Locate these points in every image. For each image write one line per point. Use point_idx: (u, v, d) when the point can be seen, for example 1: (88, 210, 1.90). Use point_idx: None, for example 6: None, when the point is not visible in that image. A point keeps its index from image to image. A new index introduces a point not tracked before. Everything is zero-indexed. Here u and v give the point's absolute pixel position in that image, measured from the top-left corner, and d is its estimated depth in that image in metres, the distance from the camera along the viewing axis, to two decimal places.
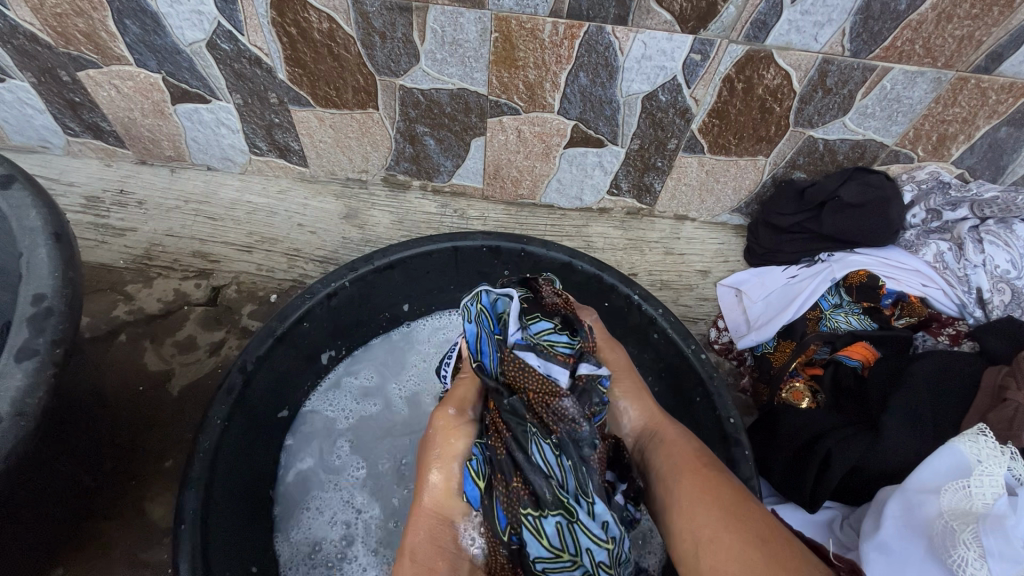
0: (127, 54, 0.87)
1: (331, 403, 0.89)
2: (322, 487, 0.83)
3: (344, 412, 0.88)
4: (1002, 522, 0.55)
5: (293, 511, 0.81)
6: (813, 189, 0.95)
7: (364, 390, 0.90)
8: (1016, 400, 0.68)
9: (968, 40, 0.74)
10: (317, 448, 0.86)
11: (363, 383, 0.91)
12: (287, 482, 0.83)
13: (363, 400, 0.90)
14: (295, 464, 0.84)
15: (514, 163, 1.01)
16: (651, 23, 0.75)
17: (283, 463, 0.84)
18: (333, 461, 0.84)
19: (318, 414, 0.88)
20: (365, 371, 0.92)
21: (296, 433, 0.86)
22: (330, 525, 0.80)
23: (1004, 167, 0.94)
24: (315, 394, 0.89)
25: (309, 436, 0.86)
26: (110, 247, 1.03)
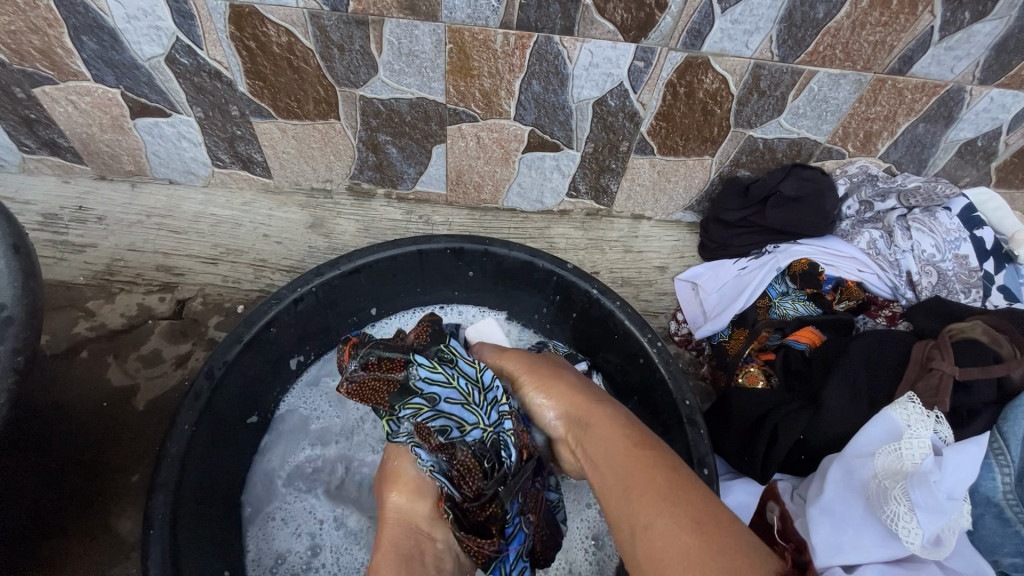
0: (84, 70, 0.88)
1: (310, 402, 0.90)
2: (285, 495, 0.83)
3: (317, 412, 0.89)
4: (927, 478, 0.60)
5: (262, 513, 0.82)
6: (756, 185, 1.02)
7: (339, 390, 0.91)
8: (940, 369, 0.74)
9: (881, 44, 0.82)
10: (288, 449, 0.86)
11: (338, 384, 0.91)
12: (261, 486, 0.84)
13: (335, 402, 0.90)
14: (268, 467, 0.85)
15: (475, 169, 1.04)
16: (596, 33, 0.80)
17: (259, 462, 0.85)
18: (299, 465, 0.85)
19: (294, 412, 0.89)
20: (341, 371, 0.92)
21: (274, 432, 0.87)
22: (294, 540, 0.80)
23: (926, 161, 1.02)
24: (293, 390, 0.90)
25: (284, 434, 0.87)
26: (69, 263, 1.02)
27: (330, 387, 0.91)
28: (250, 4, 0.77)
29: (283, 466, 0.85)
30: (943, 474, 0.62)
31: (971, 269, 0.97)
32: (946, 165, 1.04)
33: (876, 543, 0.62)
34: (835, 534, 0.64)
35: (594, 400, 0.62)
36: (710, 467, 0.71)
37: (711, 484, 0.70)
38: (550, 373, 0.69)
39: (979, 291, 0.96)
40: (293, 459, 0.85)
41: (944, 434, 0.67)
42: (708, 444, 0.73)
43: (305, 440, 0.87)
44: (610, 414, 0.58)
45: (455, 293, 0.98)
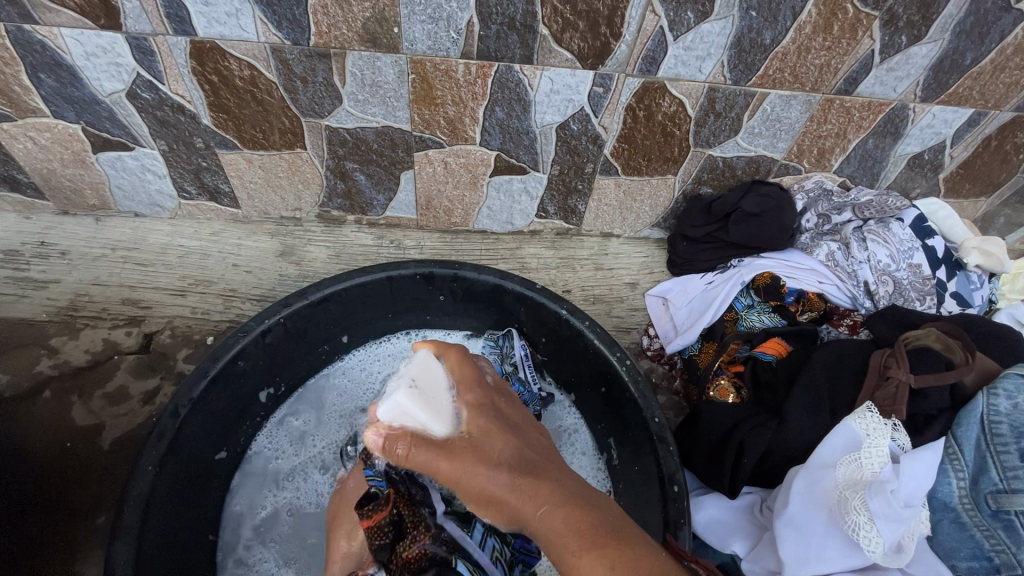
0: (43, 106, 0.87)
1: (275, 443, 0.89)
2: (255, 537, 0.82)
3: (282, 452, 0.88)
4: (883, 488, 0.62)
5: (233, 555, 0.80)
6: (718, 203, 1.05)
7: (302, 431, 0.90)
8: (897, 378, 0.77)
9: (827, 67, 0.85)
10: (257, 491, 0.85)
11: (302, 424, 0.91)
12: (230, 535, 0.82)
13: (301, 440, 0.89)
14: (235, 515, 0.83)
15: (444, 193, 1.06)
16: (555, 61, 0.83)
17: (228, 506, 0.84)
18: (267, 507, 0.84)
19: (261, 454, 0.88)
20: (308, 412, 0.92)
21: (240, 478, 0.86)
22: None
23: (878, 174, 1.07)
24: (262, 431, 0.89)
25: (252, 478, 0.86)
26: (31, 300, 1.00)
27: (294, 428, 0.90)
28: (210, 40, 0.78)
29: (250, 511, 0.83)
30: (901, 481, 0.64)
31: (924, 278, 1.01)
32: (897, 178, 1.08)
33: (840, 552, 0.64)
34: (801, 545, 0.65)
35: (516, 455, 0.49)
36: (679, 483, 0.72)
37: (681, 501, 0.71)
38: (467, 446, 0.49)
39: (933, 297, 1.00)
40: (259, 505, 0.84)
41: (902, 442, 0.69)
42: (677, 461, 0.75)
43: (270, 484, 0.85)
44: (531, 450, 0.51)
45: (427, 318, 0.98)
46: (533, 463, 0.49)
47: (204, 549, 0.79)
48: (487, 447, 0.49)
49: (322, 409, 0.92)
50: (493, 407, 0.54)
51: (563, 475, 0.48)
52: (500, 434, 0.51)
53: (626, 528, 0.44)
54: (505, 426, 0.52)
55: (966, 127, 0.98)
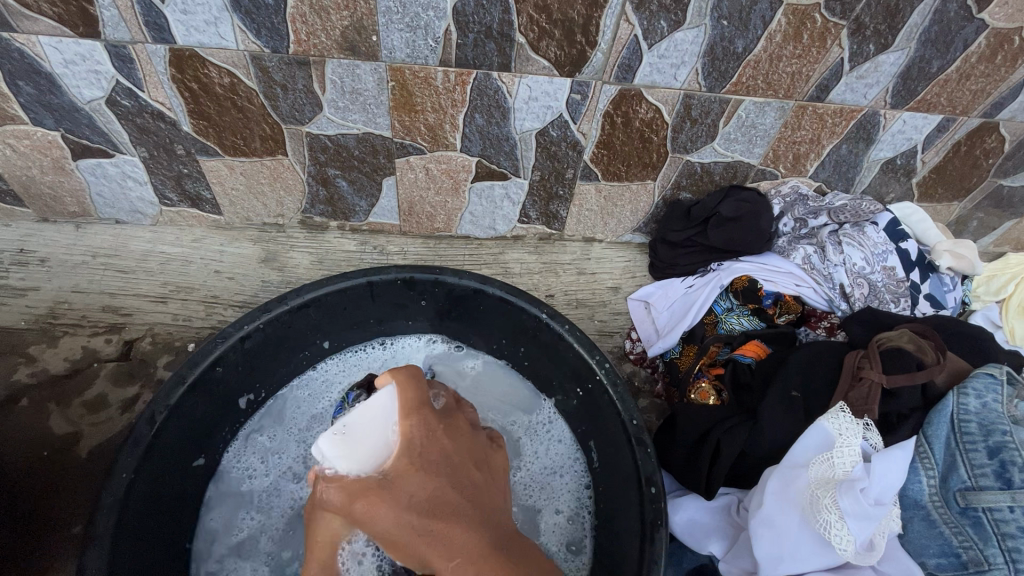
0: (22, 114, 0.87)
1: (246, 464, 0.86)
2: (226, 558, 0.79)
3: (253, 471, 0.86)
4: (854, 486, 0.64)
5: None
6: (698, 207, 1.07)
7: (270, 447, 0.88)
8: (870, 379, 0.78)
9: (798, 75, 0.87)
10: (228, 509, 0.83)
11: (269, 441, 0.88)
12: (206, 550, 0.80)
13: (270, 457, 0.87)
14: (211, 530, 0.81)
15: (427, 200, 1.06)
16: (532, 68, 0.84)
17: (201, 522, 0.82)
18: (239, 527, 0.81)
19: (231, 472, 0.86)
20: (273, 428, 0.89)
21: (215, 496, 0.84)
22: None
23: (853, 179, 1.08)
24: (232, 446, 0.87)
25: (223, 497, 0.84)
26: (10, 308, 1.00)
27: (262, 445, 0.88)
28: (189, 47, 0.78)
29: (226, 529, 0.81)
30: (873, 479, 0.65)
31: (898, 280, 1.03)
32: (872, 182, 1.10)
33: (814, 551, 0.65)
34: (774, 546, 0.66)
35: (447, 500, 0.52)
36: (656, 484, 0.73)
37: (658, 502, 0.72)
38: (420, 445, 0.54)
39: (907, 300, 1.02)
40: (236, 524, 0.82)
41: (874, 441, 0.70)
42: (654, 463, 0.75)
43: (245, 504, 0.83)
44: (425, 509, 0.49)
45: (400, 322, 0.98)
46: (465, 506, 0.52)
47: (176, 563, 0.77)
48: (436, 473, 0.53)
49: (289, 423, 0.90)
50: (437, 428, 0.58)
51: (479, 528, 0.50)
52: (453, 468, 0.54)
53: None
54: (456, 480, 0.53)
55: (936, 133, 1.00)
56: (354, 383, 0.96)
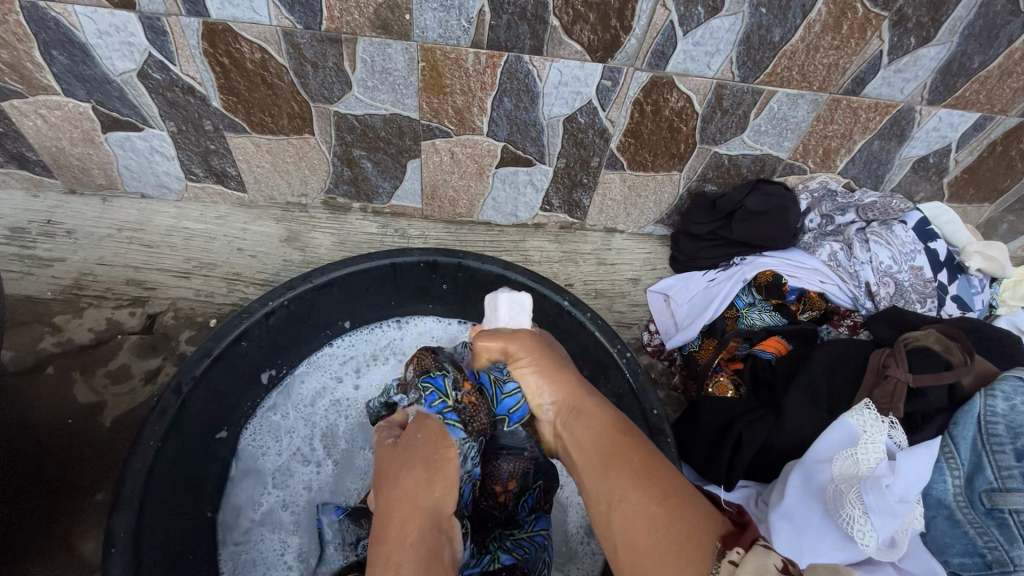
0: (54, 84, 0.87)
1: (261, 442, 0.87)
2: (252, 534, 0.82)
3: (274, 451, 0.87)
4: (879, 482, 0.63)
5: (235, 550, 0.81)
6: (723, 200, 1.05)
7: (283, 425, 0.89)
8: (895, 376, 0.77)
9: (835, 67, 0.86)
10: (251, 486, 0.85)
11: (284, 420, 0.89)
12: (231, 524, 0.82)
13: (286, 437, 0.89)
14: (235, 506, 0.83)
15: (450, 183, 1.06)
16: (564, 53, 0.83)
17: (224, 500, 0.83)
18: (262, 503, 0.84)
19: (250, 452, 0.87)
20: (285, 406, 0.90)
21: (235, 472, 0.85)
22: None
23: (882, 176, 1.07)
24: (250, 426, 0.88)
25: (245, 475, 0.85)
26: (36, 278, 1.01)
27: (275, 424, 0.89)
28: (223, 21, 0.78)
29: (249, 505, 0.84)
30: (897, 477, 0.65)
31: (926, 280, 1.01)
32: (902, 181, 1.09)
33: (834, 546, 0.63)
34: (794, 538, 0.66)
35: (594, 432, 0.61)
36: None
37: None
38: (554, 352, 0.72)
39: (934, 301, 1.01)
40: (258, 500, 0.84)
41: (899, 439, 0.70)
42: (674, 452, 0.75)
43: (265, 482, 0.85)
44: (593, 402, 0.64)
45: (416, 305, 0.98)
46: (612, 436, 0.60)
47: (202, 535, 0.79)
48: (570, 392, 0.66)
49: (295, 401, 0.91)
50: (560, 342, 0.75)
51: (603, 421, 0.62)
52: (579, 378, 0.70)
53: (651, 457, 0.56)
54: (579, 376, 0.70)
55: (972, 131, 0.98)
56: (356, 363, 0.96)
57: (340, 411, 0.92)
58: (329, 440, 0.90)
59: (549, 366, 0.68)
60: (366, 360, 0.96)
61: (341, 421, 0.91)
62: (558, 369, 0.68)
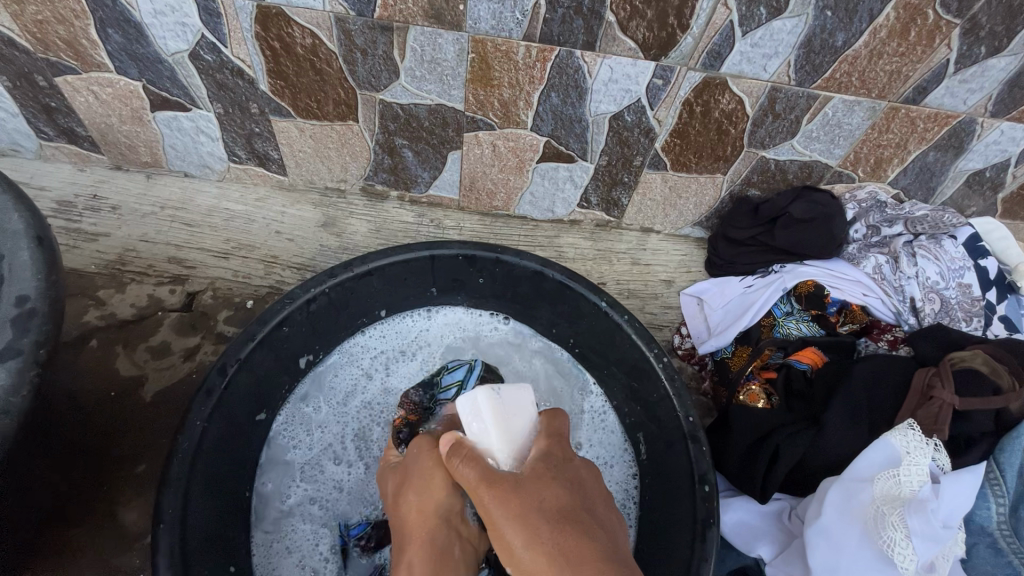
0: (108, 62, 0.88)
1: (292, 433, 0.89)
2: (280, 526, 0.84)
3: (303, 444, 0.89)
4: (925, 506, 0.63)
5: (266, 538, 0.82)
6: (766, 206, 1.03)
7: (314, 418, 0.90)
8: (941, 398, 0.76)
9: (897, 74, 0.83)
10: (280, 475, 0.86)
11: (314, 412, 0.91)
12: (261, 514, 0.84)
13: (315, 431, 0.90)
14: (265, 494, 0.85)
15: (489, 176, 1.05)
16: (617, 49, 0.81)
17: (254, 488, 0.85)
18: (290, 497, 0.85)
19: (279, 443, 0.88)
20: (316, 399, 0.91)
21: (267, 460, 0.87)
22: (297, 569, 0.82)
23: (934, 188, 1.04)
24: (282, 413, 0.89)
25: (271, 465, 0.87)
26: (82, 251, 1.03)
27: (306, 416, 0.90)
28: (276, 5, 0.78)
29: (277, 496, 0.85)
30: (941, 502, 0.65)
31: (974, 299, 0.99)
32: (954, 194, 1.05)
33: (872, 566, 0.64)
34: (830, 555, 0.66)
35: None
36: (710, 483, 0.73)
37: (710, 501, 0.72)
38: (536, 516, 0.43)
39: (980, 320, 0.98)
40: (287, 493, 0.86)
41: (942, 462, 0.68)
42: (709, 462, 0.75)
43: (294, 475, 0.87)
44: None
45: (450, 298, 0.98)
46: None
47: (239, 518, 0.80)
48: None
49: (327, 394, 0.92)
50: (557, 457, 0.50)
51: None
52: (582, 551, 0.41)
53: None
54: (583, 532, 0.42)
55: None
56: (386, 357, 0.97)
57: (374, 414, 0.92)
58: (359, 443, 0.90)
59: (526, 547, 0.41)
60: (395, 355, 0.97)
61: (374, 425, 0.91)
62: (532, 534, 0.42)
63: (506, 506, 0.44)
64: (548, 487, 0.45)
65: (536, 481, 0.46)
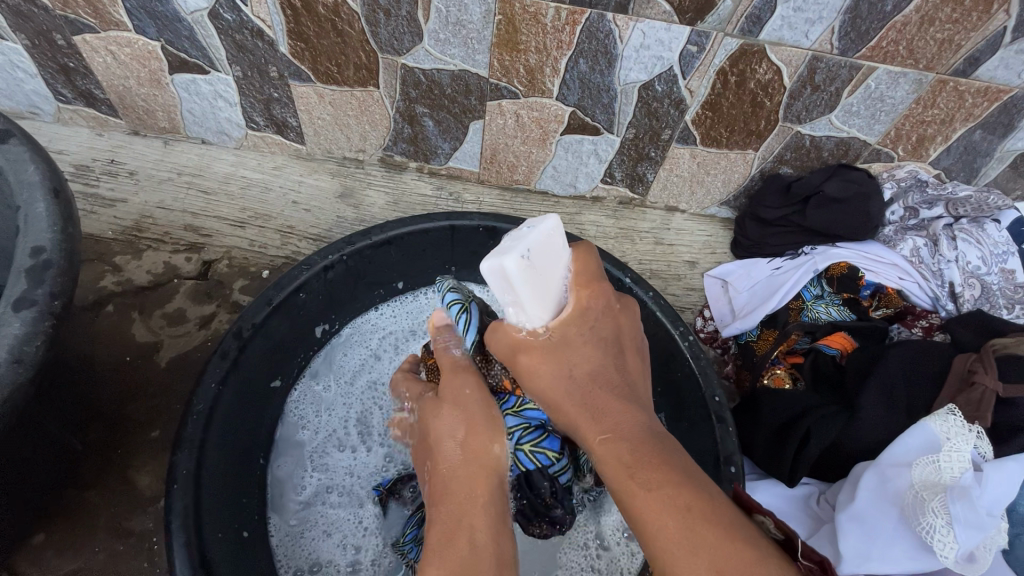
0: (126, 20, 0.86)
1: (301, 413, 0.87)
2: (307, 515, 0.82)
3: (313, 429, 0.87)
4: (966, 492, 0.60)
5: (293, 526, 0.81)
6: (798, 184, 1.00)
7: (324, 398, 0.89)
8: (982, 384, 0.72)
9: (948, 43, 0.78)
10: (293, 458, 0.85)
11: (324, 392, 0.89)
12: (279, 502, 0.82)
13: (323, 413, 0.88)
14: (279, 480, 0.83)
15: (511, 148, 1.03)
16: (651, 12, 0.77)
17: (268, 473, 0.83)
18: (307, 485, 0.83)
19: (289, 428, 0.86)
20: (327, 377, 0.90)
21: (282, 443, 0.85)
22: (338, 550, 0.80)
23: (978, 169, 0.99)
24: (291, 396, 0.87)
25: (282, 448, 0.85)
26: (98, 217, 1.02)
27: (317, 396, 0.89)
28: None
29: (291, 481, 0.83)
30: (985, 489, 0.61)
31: (1016, 286, 0.95)
32: (998, 176, 1.00)
33: (906, 555, 0.62)
34: (863, 542, 0.63)
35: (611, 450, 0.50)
36: (736, 465, 0.70)
37: (737, 482, 0.70)
38: (562, 352, 0.55)
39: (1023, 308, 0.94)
40: (301, 481, 0.84)
41: (984, 450, 0.65)
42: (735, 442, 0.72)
43: (306, 462, 0.85)
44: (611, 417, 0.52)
45: (468, 273, 0.96)
46: (630, 462, 0.48)
47: (254, 496, 0.79)
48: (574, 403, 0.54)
49: (338, 372, 0.91)
50: (603, 321, 0.57)
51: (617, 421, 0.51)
52: (613, 404, 0.53)
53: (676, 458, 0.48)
54: (614, 391, 0.54)
55: None
56: (395, 338, 0.95)
57: (377, 395, 0.90)
58: (363, 426, 0.88)
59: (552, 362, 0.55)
60: (405, 334, 0.95)
61: (375, 407, 0.89)
62: (556, 352, 0.55)
63: (558, 368, 0.54)
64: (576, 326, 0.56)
65: (575, 339, 0.55)
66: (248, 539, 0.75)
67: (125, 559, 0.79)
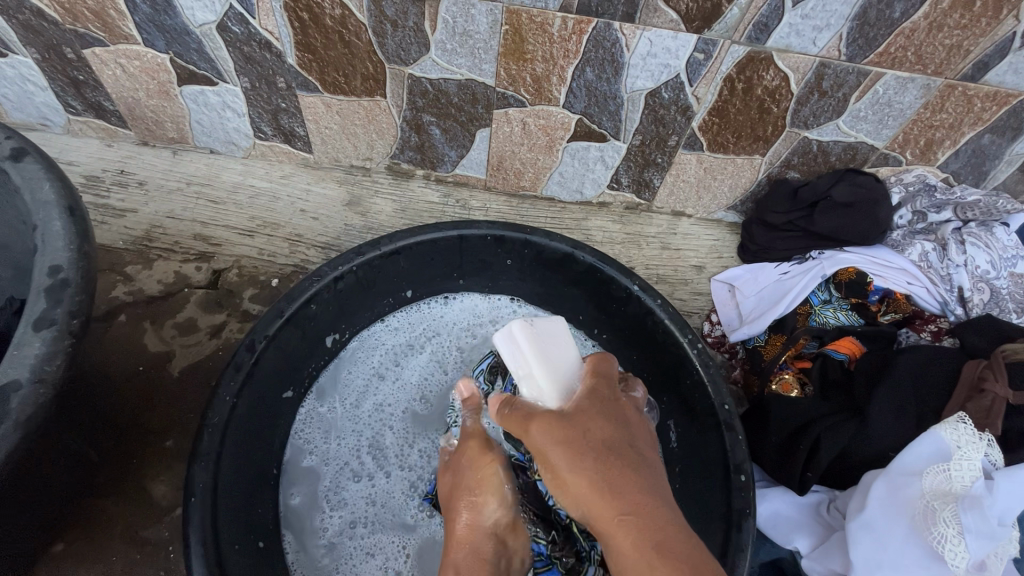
0: (136, 33, 0.87)
1: (311, 440, 0.88)
2: (333, 549, 0.82)
3: (326, 459, 0.87)
4: (978, 502, 0.60)
5: (317, 562, 0.80)
6: (806, 189, 0.99)
7: (331, 423, 0.89)
8: (993, 391, 0.72)
9: (957, 49, 0.78)
10: (309, 488, 0.85)
11: (330, 414, 0.89)
12: (304, 536, 0.82)
13: (331, 438, 0.88)
14: (298, 511, 0.83)
15: (518, 155, 1.03)
16: (658, 21, 0.77)
17: (282, 502, 0.83)
18: (328, 518, 0.83)
19: (299, 458, 0.86)
20: (332, 398, 0.90)
21: (293, 471, 0.85)
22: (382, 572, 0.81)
23: (986, 173, 0.99)
24: (296, 423, 0.88)
25: (297, 477, 0.85)
26: (110, 227, 1.03)
27: (324, 420, 0.89)
28: None
29: (312, 511, 0.83)
30: (995, 499, 0.62)
31: None
32: (1006, 179, 1.00)
33: (918, 564, 0.62)
34: (874, 551, 0.64)
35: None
36: (746, 473, 0.71)
37: (747, 491, 0.70)
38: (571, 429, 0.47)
39: None
40: (325, 519, 0.83)
41: (995, 457, 0.66)
42: (745, 450, 0.73)
43: (323, 497, 0.85)
44: (631, 510, 0.42)
45: (475, 281, 0.97)
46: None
47: (268, 516, 0.79)
48: (586, 491, 0.44)
49: (342, 394, 0.91)
50: (610, 401, 0.51)
51: (645, 513, 0.42)
52: (635, 490, 0.43)
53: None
54: (633, 468, 0.44)
55: None
56: (395, 352, 0.96)
57: (384, 418, 0.91)
58: (376, 452, 0.88)
59: (561, 437, 0.46)
60: (403, 348, 0.96)
61: (386, 430, 0.90)
62: (562, 423, 0.48)
63: (564, 437, 0.46)
64: (590, 403, 0.50)
65: (587, 414, 0.49)
66: (265, 549, 0.76)
67: (141, 568, 0.80)
